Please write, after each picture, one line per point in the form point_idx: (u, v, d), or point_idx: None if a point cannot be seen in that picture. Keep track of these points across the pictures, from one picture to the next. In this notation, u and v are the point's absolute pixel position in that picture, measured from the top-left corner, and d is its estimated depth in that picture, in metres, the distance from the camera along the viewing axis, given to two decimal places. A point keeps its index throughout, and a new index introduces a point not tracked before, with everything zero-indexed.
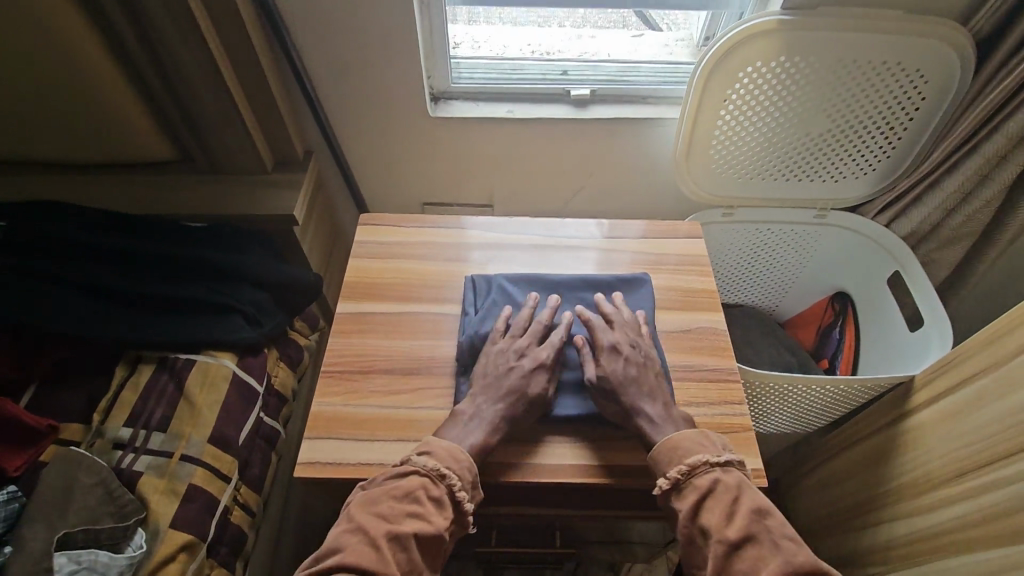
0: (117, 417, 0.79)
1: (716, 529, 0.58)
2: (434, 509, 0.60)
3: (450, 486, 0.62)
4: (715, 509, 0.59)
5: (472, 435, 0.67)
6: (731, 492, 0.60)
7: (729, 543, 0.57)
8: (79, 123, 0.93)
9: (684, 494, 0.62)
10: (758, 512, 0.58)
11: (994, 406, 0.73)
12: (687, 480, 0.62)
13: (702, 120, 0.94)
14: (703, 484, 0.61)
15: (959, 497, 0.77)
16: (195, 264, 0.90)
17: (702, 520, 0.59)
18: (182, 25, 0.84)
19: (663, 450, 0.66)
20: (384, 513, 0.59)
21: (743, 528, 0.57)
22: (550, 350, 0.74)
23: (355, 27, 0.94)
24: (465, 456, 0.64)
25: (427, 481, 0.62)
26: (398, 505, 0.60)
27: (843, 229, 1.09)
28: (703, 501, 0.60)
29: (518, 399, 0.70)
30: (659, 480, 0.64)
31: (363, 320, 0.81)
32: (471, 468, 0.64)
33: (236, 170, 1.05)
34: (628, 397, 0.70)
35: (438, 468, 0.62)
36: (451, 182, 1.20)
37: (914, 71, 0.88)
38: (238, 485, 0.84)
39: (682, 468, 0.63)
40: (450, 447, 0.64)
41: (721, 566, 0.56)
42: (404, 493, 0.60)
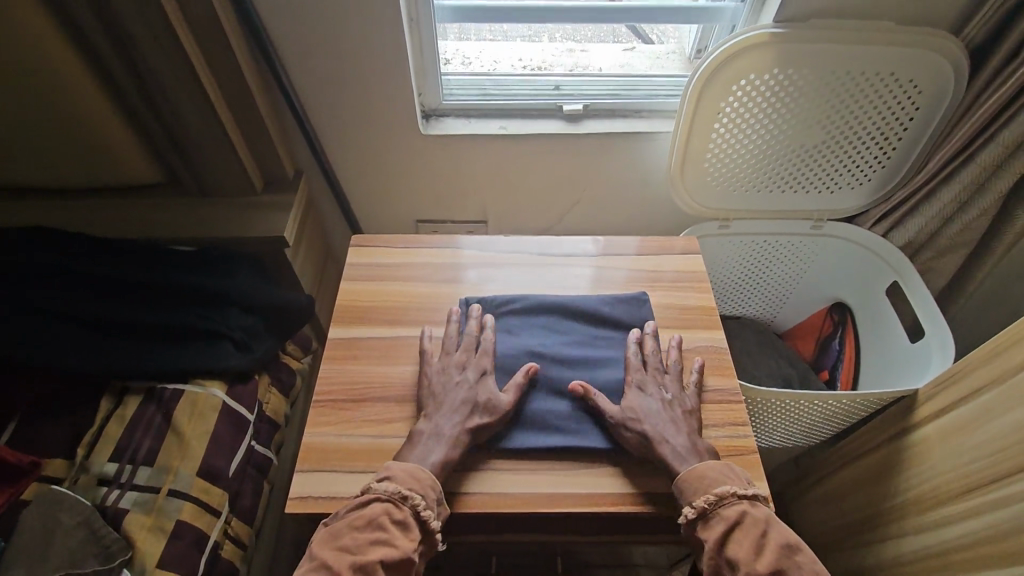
0: (102, 452, 0.76)
1: (746, 563, 0.57)
2: (399, 534, 0.59)
3: (414, 506, 0.60)
4: (744, 542, 0.59)
5: (435, 451, 0.66)
6: (759, 526, 0.60)
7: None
8: (63, 147, 0.92)
9: (712, 525, 0.61)
10: (787, 548, 0.59)
11: (999, 421, 0.72)
12: (714, 510, 0.61)
13: (696, 132, 0.93)
14: (731, 516, 0.61)
15: (967, 515, 0.75)
16: (183, 290, 0.88)
17: (729, 552, 0.59)
18: (166, 47, 0.83)
19: (686, 479, 0.64)
20: (347, 546, 0.58)
21: (774, 564, 0.57)
22: (488, 357, 0.75)
23: (344, 46, 0.93)
24: (425, 476, 0.63)
25: (390, 506, 0.60)
26: (361, 535, 0.59)
27: (839, 239, 1.09)
28: (731, 533, 0.60)
29: (474, 412, 0.70)
30: (685, 508, 0.63)
31: (356, 345, 0.79)
32: (435, 485, 0.63)
33: (224, 192, 1.04)
34: (653, 427, 0.69)
35: (399, 492, 0.61)
36: (444, 200, 1.19)
37: (908, 82, 0.88)
38: (228, 517, 0.82)
39: (709, 498, 0.62)
40: (411, 467, 0.63)
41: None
42: (364, 523, 0.59)
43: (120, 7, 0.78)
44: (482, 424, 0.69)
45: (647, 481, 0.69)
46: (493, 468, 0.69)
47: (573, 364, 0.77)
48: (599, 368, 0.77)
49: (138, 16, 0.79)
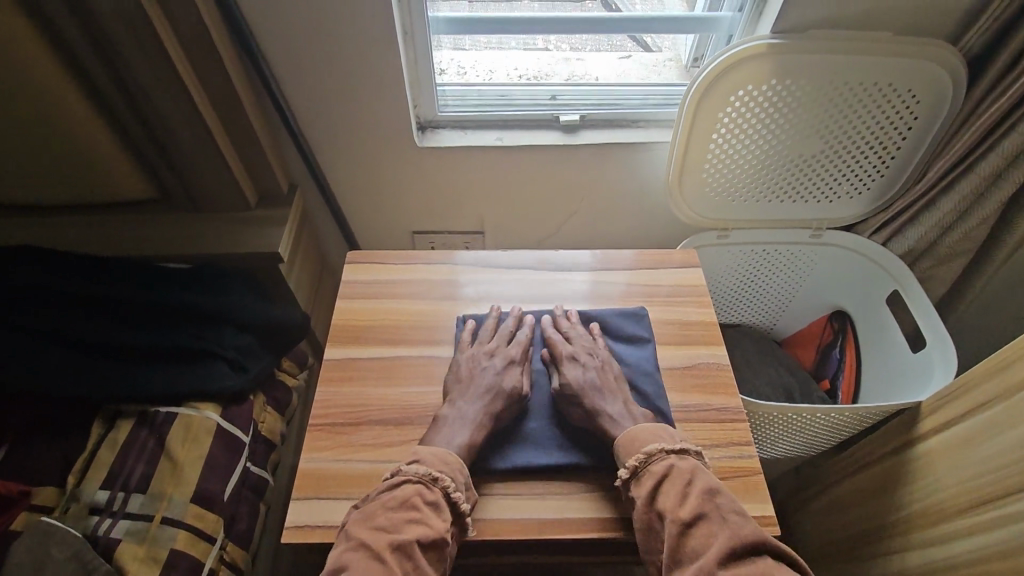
0: (92, 480, 0.75)
1: (671, 511, 0.58)
2: (432, 514, 0.60)
3: (445, 488, 0.61)
4: (670, 493, 0.60)
5: (461, 433, 0.67)
6: (684, 476, 0.61)
7: (685, 523, 0.57)
8: (51, 165, 0.90)
9: (642, 481, 0.63)
10: (709, 492, 0.59)
11: (1005, 436, 0.71)
12: (644, 466, 0.63)
13: (695, 143, 0.92)
14: (660, 470, 0.62)
15: (973, 530, 0.74)
16: (175, 310, 0.87)
17: (659, 505, 0.60)
18: (155, 62, 0.81)
19: (624, 445, 0.67)
20: (383, 525, 0.58)
21: (695, 508, 0.58)
22: (518, 347, 0.77)
23: (336, 57, 0.91)
24: (455, 459, 0.64)
25: (422, 488, 0.61)
26: (395, 514, 0.59)
27: (839, 248, 1.08)
28: (660, 486, 0.61)
29: (500, 398, 0.71)
30: (619, 471, 0.65)
31: (351, 367, 0.78)
32: (463, 470, 0.64)
33: (217, 208, 1.02)
34: (590, 398, 0.71)
35: (430, 473, 0.62)
36: (440, 212, 1.18)
37: (907, 92, 0.87)
38: (224, 543, 0.80)
39: (639, 456, 0.64)
40: (438, 450, 0.64)
41: (676, 545, 0.57)
42: (398, 503, 0.60)
43: (107, 22, 0.77)
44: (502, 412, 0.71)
45: None
46: (494, 492, 0.68)
47: None
48: None
49: (126, 31, 0.78)
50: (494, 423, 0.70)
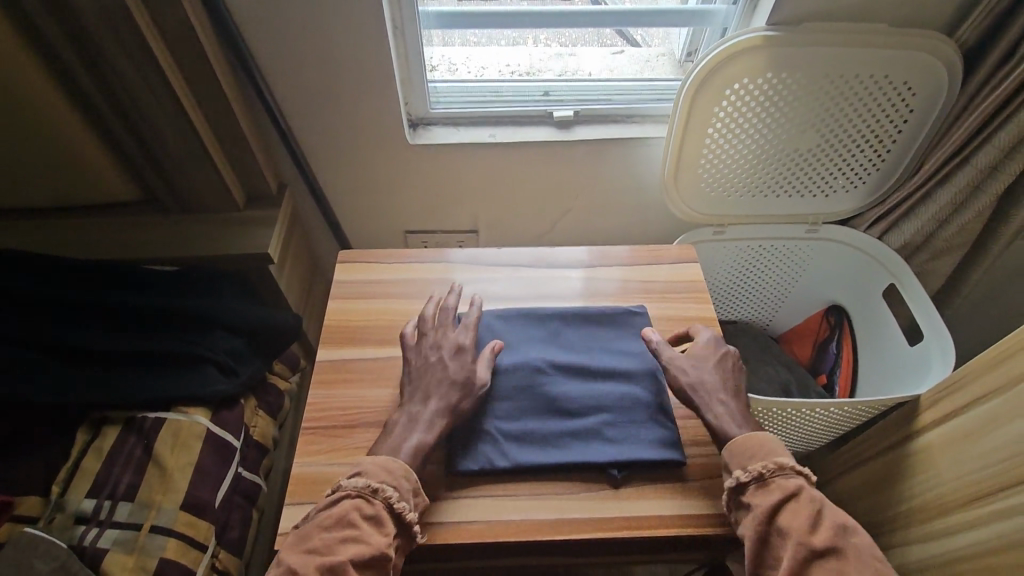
0: (78, 489, 0.73)
1: (800, 533, 0.56)
2: (370, 529, 0.58)
3: (386, 499, 0.59)
4: (800, 513, 0.57)
5: (410, 439, 0.64)
6: (816, 501, 0.58)
7: (813, 550, 0.55)
8: (32, 165, 0.88)
9: (765, 491, 0.60)
10: (843, 527, 0.57)
11: (1006, 429, 0.70)
12: (772, 478, 0.60)
13: (689, 138, 0.91)
14: (791, 488, 0.59)
15: (973, 524, 0.74)
16: (161, 313, 0.85)
17: (781, 521, 0.57)
18: (137, 58, 0.79)
19: (741, 446, 0.63)
20: (315, 547, 0.56)
21: (828, 539, 0.55)
22: (466, 334, 0.74)
23: (325, 52, 0.89)
24: (398, 466, 0.61)
25: (360, 501, 0.59)
26: (330, 534, 0.57)
27: (835, 242, 1.07)
28: (787, 502, 0.58)
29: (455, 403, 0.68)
30: (739, 471, 0.61)
31: (345, 368, 0.76)
32: (408, 476, 0.61)
33: (203, 208, 1.00)
34: (704, 390, 0.69)
35: (369, 485, 0.59)
36: (433, 210, 1.16)
37: (902, 83, 0.87)
38: (216, 551, 0.78)
39: (770, 465, 0.60)
40: (382, 461, 0.62)
41: (799, 570, 0.54)
42: (333, 522, 0.58)
43: (86, 18, 0.74)
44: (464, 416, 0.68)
45: (651, 504, 0.66)
46: (492, 495, 0.67)
47: (576, 373, 0.75)
48: (602, 379, 0.75)
49: (106, 27, 0.75)
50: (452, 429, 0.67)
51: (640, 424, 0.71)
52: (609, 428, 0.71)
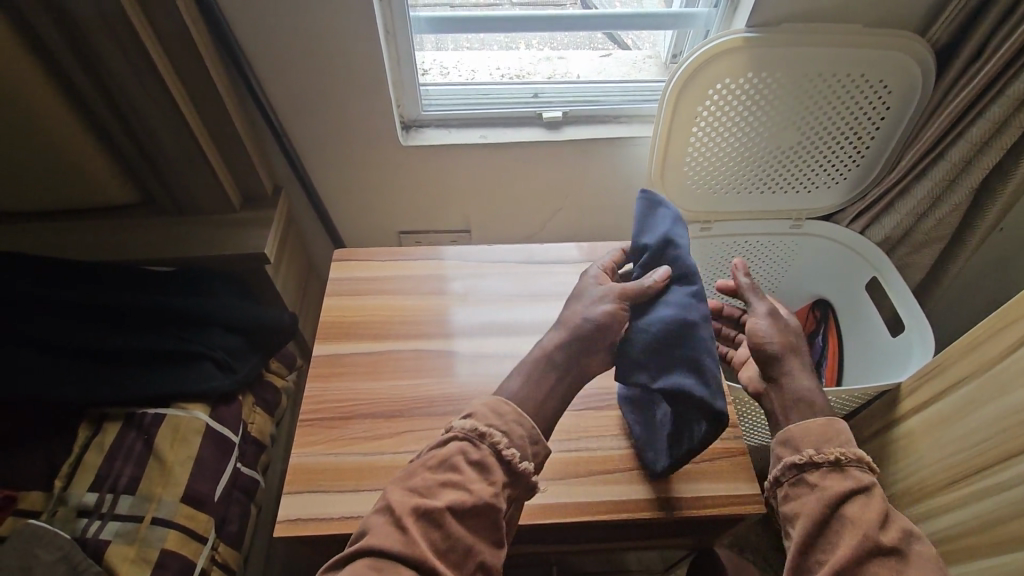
0: (80, 483, 0.75)
1: (867, 525, 0.52)
2: (475, 476, 0.53)
3: (494, 444, 0.54)
4: (871, 509, 0.53)
5: (516, 375, 0.62)
6: (886, 503, 0.54)
7: (878, 546, 0.51)
8: (31, 169, 0.89)
9: (836, 476, 0.56)
10: (914, 534, 0.52)
11: (983, 412, 0.72)
12: (849, 465, 0.56)
13: (676, 136, 0.93)
14: (866, 481, 0.55)
15: (951, 506, 0.76)
16: (159, 312, 0.86)
17: (849, 510, 0.53)
18: (135, 62, 0.81)
19: (819, 426, 0.59)
20: (418, 488, 0.52)
21: (894, 540, 0.51)
22: (596, 269, 0.71)
23: (319, 57, 0.92)
24: (509, 410, 0.57)
25: (467, 445, 0.55)
26: (433, 477, 0.53)
27: (818, 237, 1.10)
28: (860, 494, 0.54)
29: (571, 325, 0.63)
30: (812, 450, 0.58)
31: (342, 361, 0.78)
32: (520, 423, 0.57)
33: (200, 209, 1.02)
34: (776, 360, 0.64)
35: (476, 428, 0.55)
36: (426, 212, 1.19)
37: (879, 82, 0.90)
38: (216, 544, 0.80)
39: (849, 452, 0.57)
40: (492, 403, 0.57)
41: (859, 561, 0.50)
42: (437, 463, 0.54)
43: (85, 23, 0.76)
44: (579, 334, 0.62)
45: (638, 488, 0.69)
46: None
47: (639, 304, 0.66)
48: (658, 306, 0.64)
49: (104, 31, 0.77)
50: (568, 357, 0.62)
51: (675, 363, 0.61)
52: (644, 376, 0.62)
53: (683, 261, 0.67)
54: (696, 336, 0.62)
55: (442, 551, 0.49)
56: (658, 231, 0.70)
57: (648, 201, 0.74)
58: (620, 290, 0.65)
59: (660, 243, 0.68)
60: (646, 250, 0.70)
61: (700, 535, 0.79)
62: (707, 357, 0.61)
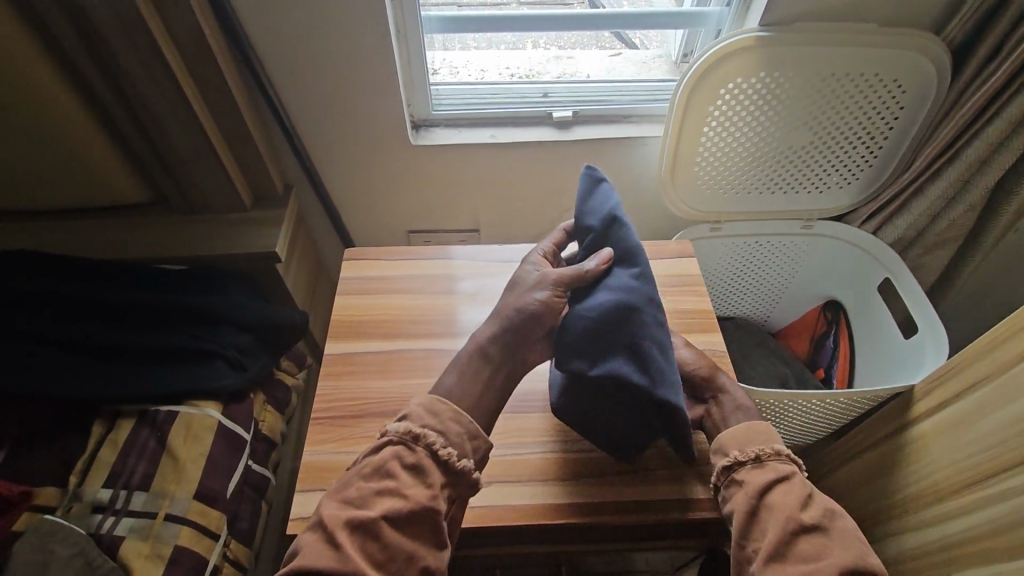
0: (94, 479, 0.75)
1: (789, 508, 0.56)
2: (411, 480, 0.53)
3: (429, 446, 0.55)
4: (791, 493, 0.57)
5: (452, 369, 0.62)
6: (806, 487, 0.59)
7: (800, 525, 0.55)
8: (43, 169, 0.90)
9: (758, 471, 0.60)
10: (832, 513, 0.56)
11: (998, 414, 0.71)
12: (769, 460, 0.61)
13: (686, 135, 0.93)
14: (784, 470, 0.60)
15: (960, 510, 0.75)
16: (169, 310, 0.87)
17: (771, 498, 0.58)
18: (150, 63, 0.82)
19: (741, 431, 0.65)
20: (351, 498, 0.52)
21: (816, 518, 0.56)
22: (537, 253, 0.72)
23: (331, 57, 0.92)
24: (445, 409, 0.57)
25: (402, 449, 0.55)
26: (367, 484, 0.53)
27: (829, 238, 1.09)
28: (780, 483, 0.59)
29: (507, 313, 0.64)
30: (735, 452, 0.63)
31: (353, 360, 0.79)
32: (455, 421, 0.57)
33: (211, 208, 1.02)
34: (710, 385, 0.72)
35: (410, 431, 0.55)
36: (436, 211, 1.19)
37: (893, 81, 0.89)
38: (227, 540, 0.81)
39: (767, 448, 0.62)
40: (426, 402, 0.57)
41: (784, 542, 0.54)
42: (372, 470, 0.54)
43: (101, 24, 0.77)
44: (512, 323, 0.63)
45: (649, 488, 0.69)
46: (500, 480, 0.70)
47: (577, 289, 0.66)
48: (596, 290, 0.65)
49: (120, 32, 0.78)
50: (504, 344, 0.63)
51: (613, 348, 0.61)
52: (582, 361, 0.61)
53: (626, 240, 0.67)
54: (636, 321, 0.62)
55: (381, 561, 0.50)
56: (601, 210, 0.70)
57: (591, 177, 0.73)
58: (557, 276, 0.66)
59: (604, 223, 0.69)
60: (591, 232, 0.70)
61: (709, 536, 0.79)
62: (648, 343, 0.61)
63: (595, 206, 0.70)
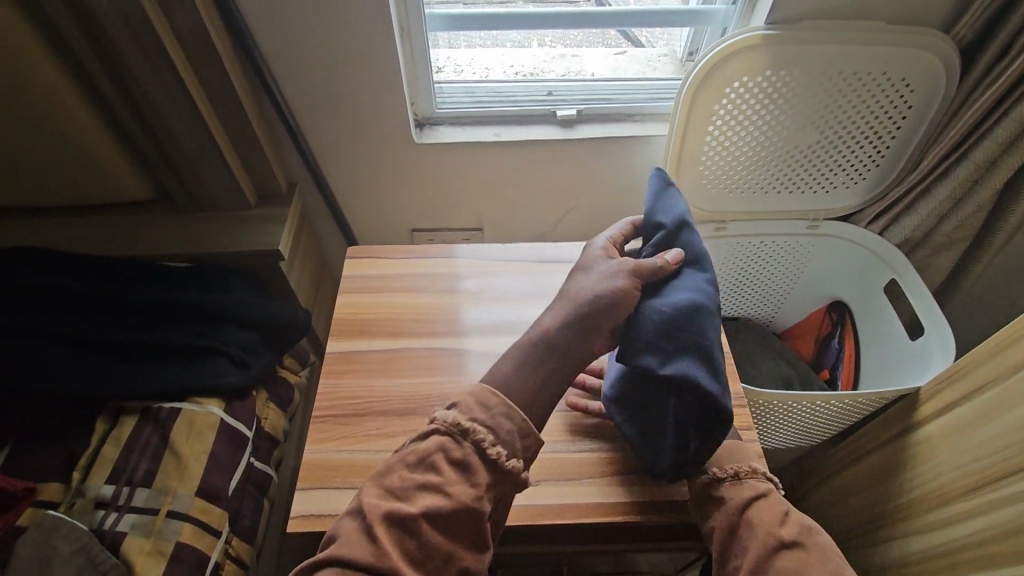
0: (97, 475, 0.76)
1: (768, 526, 0.57)
2: (455, 477, 0.53)
3: (477, 442, 0.54)
4: (768, 511, 0.58)
5: (510, 358, 0.61)
6: (782, 504, 0.60)
7: (779, 542, 0.56)
8: (49, 166, 0.91)
9: (735, 488, 0.61)
10: (809, 529, 0.58)
11: (1004, 418, 0.71)
12: (745, 477, 0.62)
13: (692, 134, 0.92)
14: (761, 487, 0.61)
15: (965, 515, 0.75)
16: (173, 308, 0.87)
17: (749, 515, 0.58)
18: (154, 61, 0.82)
19: (718, 449, 0.65)
20: (396, 490, 0.52)
21: (795, 534, 0.57)
22: (603, 245, 0.70)
23: (335, 55, 0.92)
24: (495, 402, 0.56)
25: (450, 442, 0.54)
26: (412, 478, 0.53)
27: (836, 238, 1.08)
28: (757, 501, 0.60)
29: (579, 301, 0.62)
30: (713, 469, 0.63)
31: (355, 358, 0.79)
32: (506, 417, 0.56)
33: (215, 206, 1.02)
34: None
35: (460, 424, 0.54)
36: (439, 209, 1.19)
37: (900, 80, 0.88)
38: (229, 537, 0.81)
39: (743, 466, 0.63)
40: (477, 393, 0.56)
41: (764, 559, 0.55)
42: (416, 461, 0.54)
43: (106, 22, 0.77)
44: (586, 309, 0.61)
45: (650, 490, 0.69)
46: None
47: (647, 285, 0.65)
48: (668, 288, 0.64)
49: (125, 31, 0.78)
50: (573, 334, 0.61)
51: (682, 347, 0.60)
52: (653, 357, 0.60)
53: (695, 247, 0.66)
54: (706, 324, 0.61)
55: (419, 559, 0.50)
56: (673, 210, 0.69)
57: (662, 178, 0.73)
58: (634, 266, 0.64)
59: (675, 223, 0.68)
60: (659, 230, 0.69)
61: (698, 540, 0.78)
62: (715, 348, 0.61)
63: (667, 206, 0.69)
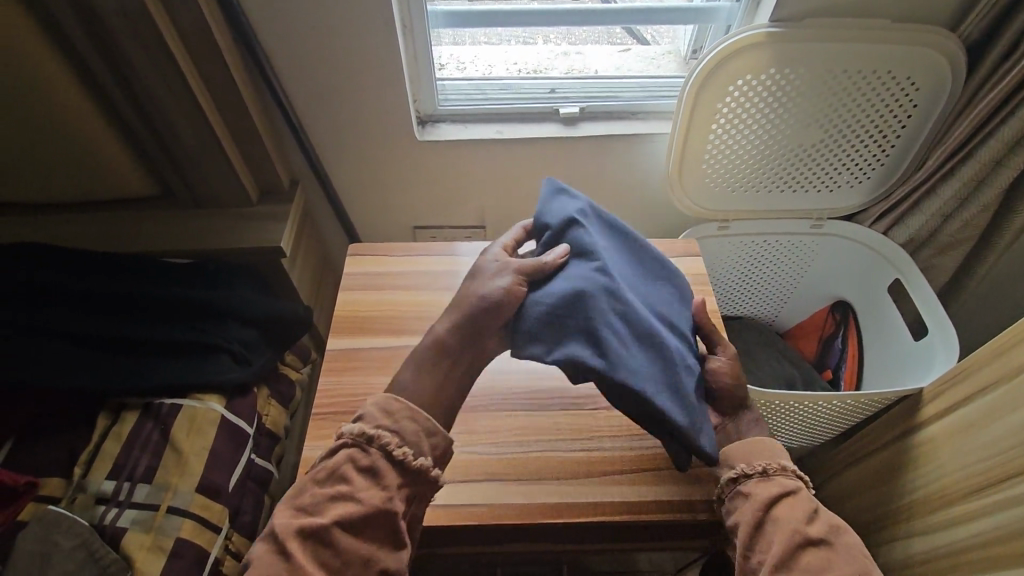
0: (98, 471, 0.76)
1: (796, 522, 0.56)
2: (364, 483, 0.52)
3: (382, 447, 0.53)
4: (797, 508, 0.57)
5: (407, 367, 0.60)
6: (811, 502, 0.58)
7: (807, 539, 0.54)
8: (50, 162, 0.91)
9: (763, 484, 0.60)
10: (838, 529, 0.56)
11: (1008, 419, 0.70)
12: (775, 473, 0.61)
13: (694, 132, 0.92)
14: (790, 484, 0.59)
15: (968, 516, 0.74)
16: (174, 304, 0.87)
17: (776, 511, 0.57)
18: (156, 57, 0.82)
19: (747, 444, 0.64)
20: (305, 505, 0.51)
21: (822, 532, 0.55)
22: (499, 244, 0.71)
23: (337, 52, 0.92)
24: (401, 408, 0.55)
25: (355, 451, 0.53)
26: (320, 490, 0.52)
27: (840, 238, 1.08)
28: (785, 497, 0.59)
29: (471, 302, 0.62)
30: (741, 464, 0.62)
31: (356, 355, 0.79)
32: (412, 419, 0.55)
33: (217, 203, 1.03)
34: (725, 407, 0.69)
35: (363, 432, 0.53)
36: (441, 207, 1.19)
37: (906, 78, 0.87)
38: (229, 533, 0.81)
39: (774, 462, 0.61)
40: (382, 402, 0.56)
41: (790, 554, 0.53)
42: (326, 475, 0.53)
43: (108, 18, 0.77)
44: (472, 312, 0.61)
45: (650, 489, 0.68)
46: (499, 478, 0.69)
47: (537, 279, 0.66)
48: (557, 280, 0.65)
49: (126, 27, 0.78)
50: (466, 334, 0.61)
51: (568, 333, 0.60)
52: (540, 346, 0.60)
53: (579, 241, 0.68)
54: (593, 308, 0.61)
55: (339, 567, 0.50)
56: (560, 211, 0.71)
57: (554, 185, 0.76)
58: (517, 266, 0.65)
59: (561, 222, 0.70)
60: (547, 230, 0.71)
61: (713, 540, 0.77)
62: (603, 329, 0.60)
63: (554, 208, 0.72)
